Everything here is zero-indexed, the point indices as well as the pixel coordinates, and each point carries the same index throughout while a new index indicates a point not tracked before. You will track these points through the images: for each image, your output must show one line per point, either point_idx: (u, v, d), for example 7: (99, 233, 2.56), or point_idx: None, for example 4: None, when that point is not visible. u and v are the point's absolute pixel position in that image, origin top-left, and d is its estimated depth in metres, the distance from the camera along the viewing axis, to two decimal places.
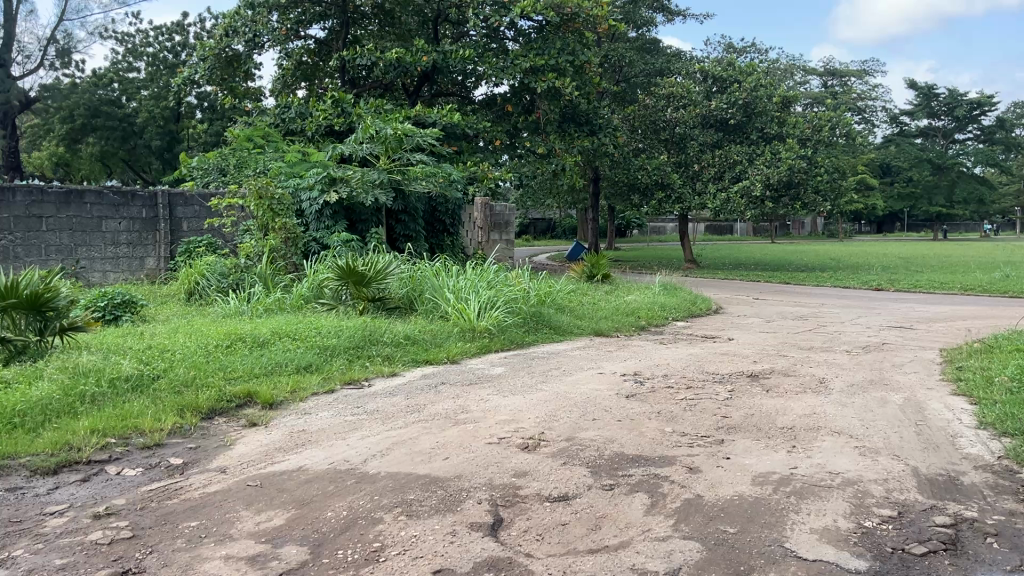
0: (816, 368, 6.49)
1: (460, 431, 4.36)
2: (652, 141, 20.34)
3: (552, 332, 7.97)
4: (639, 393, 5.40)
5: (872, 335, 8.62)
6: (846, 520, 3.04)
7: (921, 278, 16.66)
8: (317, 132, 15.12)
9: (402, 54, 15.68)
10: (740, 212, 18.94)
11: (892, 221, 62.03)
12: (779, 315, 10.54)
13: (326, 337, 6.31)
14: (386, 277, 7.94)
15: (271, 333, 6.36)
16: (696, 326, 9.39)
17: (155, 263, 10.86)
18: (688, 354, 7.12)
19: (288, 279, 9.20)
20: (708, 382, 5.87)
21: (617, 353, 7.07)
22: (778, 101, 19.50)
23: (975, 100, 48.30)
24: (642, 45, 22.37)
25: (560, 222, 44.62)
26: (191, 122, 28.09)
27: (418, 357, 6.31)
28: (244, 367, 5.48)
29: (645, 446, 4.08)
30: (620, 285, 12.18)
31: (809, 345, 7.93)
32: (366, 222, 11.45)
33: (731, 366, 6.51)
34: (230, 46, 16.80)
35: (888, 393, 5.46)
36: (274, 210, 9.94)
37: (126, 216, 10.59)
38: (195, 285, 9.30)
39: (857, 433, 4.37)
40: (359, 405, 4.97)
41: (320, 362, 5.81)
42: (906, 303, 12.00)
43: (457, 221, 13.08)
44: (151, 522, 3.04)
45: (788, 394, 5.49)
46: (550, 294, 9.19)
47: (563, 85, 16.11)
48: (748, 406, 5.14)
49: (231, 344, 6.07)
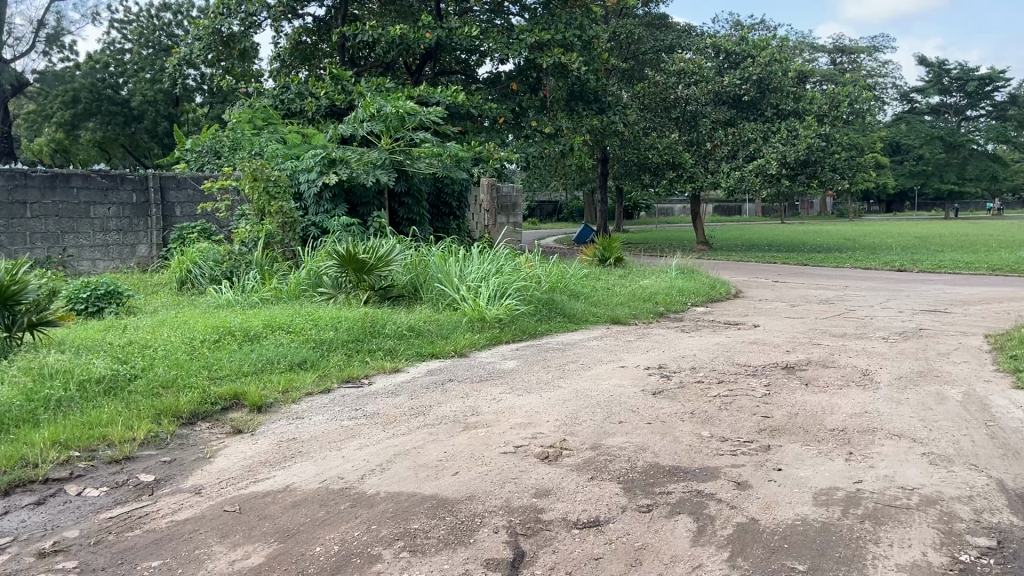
0: (857, 358, 5.96)
1: (471, 438, 3.86)
2: (662, 119, 19.57)
3: (567, 322, 7.46)
4: (666, 390, 4.90)
5: (907, 320, 8.09)
6: (937, 553, 2.54)
7: (946, 258, 16.04)
8: (318, 112, 14.64)
9: (404, 31, 15.05)
10: (755, 190, 18.36)
11: (902, 201, 61.26)
12: (802, 299, 9.99)
13: (323, 330, 5.80)
14: (389, 265, 7.42)
15: (264, 326, 5.87)
16: (717, 312, 8.86)
17: (146, 250, 10.37)
18: (714, 343, 6.60)
19: (286, 266, 8.70)
20: (741, 376, 5.35)
21: (637, 343, 6.55)
22: (793, 76, 18.87)
23: (987, 76, 47.37)
24: (650, 21, 21.70)
25: (566, 204, 44.06)
26: (190, 105, 27.59)
27: (423, 351, 5.81)
28: (231, 365, 4.99)
29: (682, 455, 3.58)
30: (634, 269, 11.69)
31: (843, 331, 7.41)
32: (367, 205, 10.94)
33: (763, 357, 5.98)
34: (226, 26, 16.31)
35: (944, 386, 4.93)
36: (270, 193, 9.39)
37: (115, 202, 10.08)
38: (186, 274, 8.78)
39: (920, 436, 3.86)
40: (358, 407, 4.47)
41: (316, 358, 5.31)
42: (933, 284, 11.44)
43: (463, 203, 12.66)
44: (105, 562, 2.56)
45: (831, 389, 4.98)
46: (562, 281, 8.68)
47: (571, 60, 15.51)
48: (790, 404, 4.64)
49: (219, 339, 5.57)
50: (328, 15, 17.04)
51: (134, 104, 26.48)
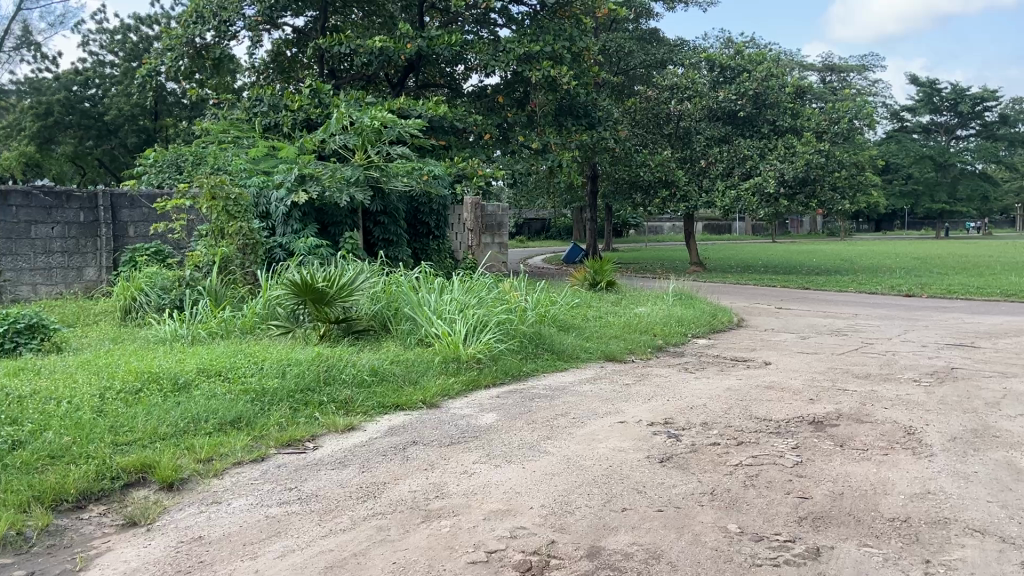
0: (894, 409, 5.11)
1: (431, 537, 2.98)
2: (654, 135, 18.90)
3: (554, 360, 6.58)
4: (676, 458, 4.03)
5: (935, 357, 7.25)
6: None
7: (954, 282, 15.26)
8: (294, 126, 13.80)
9: (383, 40, 14.27)
10: (752, 210, 17.60)
11: (891, 220, 60.91)
12: (812, 331, 9.14)
13: (267, 377, 4.88)
14: (353, 295, 6.48)
15: (197, 371, 4.94)
16: (721, 346, 7.98)
17: (95, 273, 9.41)
18: (725, 389, 5.73)
19: (242, 294, 7.76)
20: (763, 436, 4.48)
21: (637, 388, 5.67)
22: (791, 91, 18.23)
23: (979, 95, 47.00)
24: (641, 35, 20.83)
25: (555, 222, 43.32)
26: (168, 119, 26.62)
27: (385, 402, 4.91)
28: (147, 425, 4.08)
29: (709, 569, 2.72)
30: (628, 294, 10.84)
31: (867, 371, 6.56)
32: (339, 224, 10.08)
33: (785, 409, 5.11)
34: (199, 35, 15.49)
35: (1012, 453, 4.10)
36: (230, 212, 8.48)
37: (60, 221, 9.17)
38: (131, 302, 7.84)
39: (1011, 537, 3.03)
40: (292, 485, 3.56)
41: (253, 414, 4.41)
42: (948, 312, 10.62)
43: (444, 222, 11.79)
44: None
45: (876, 455, 4.13)
46: (551, 310, 7.79)
47: (561, 73, 14.69)
48: (830, 477, 3.78)
49: (140, 389, 4.63)
50: (308, 26, 16.30)
51: (108, 117, 25.49)
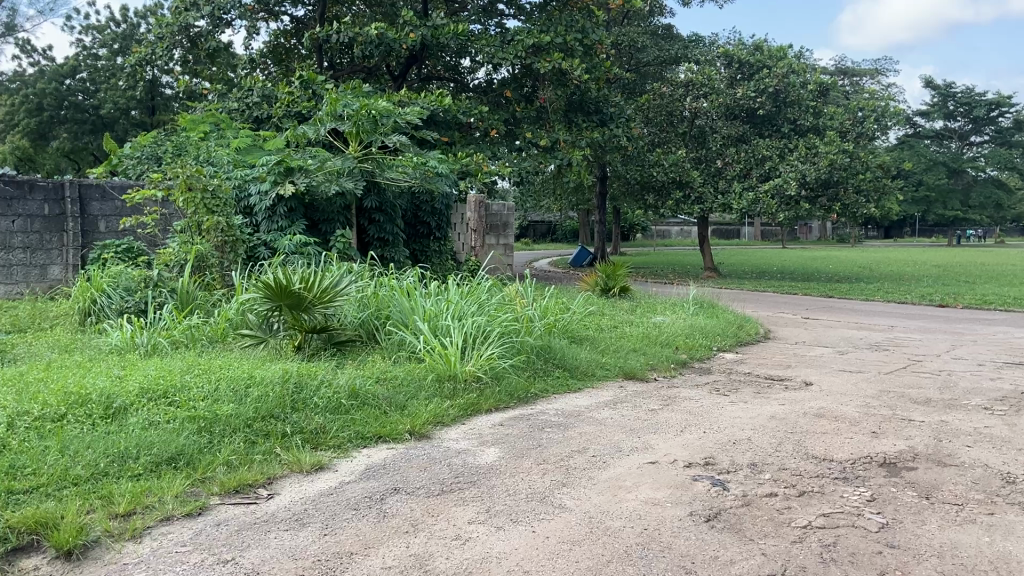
0: (978, 448, 4.22)
1: None
2: (668, 134, 18.03)
3: (566, 378, 5.72)
4: (726, 515, 3.16)
5: (1000, 378, 6.37)
6: None
7: (986, 291, 14.36)
8: (285, 118, 12.93)
9: (384, 29, 13.40)
10: (772, 214, 16.68)
11: (901, 227, 60.00)
12: (849, 344, 8.27)
13: (219, 401, 4.03)
14: (336, 299, 5.62)
15: (139, 393, 4.08)
16: (752, 362, 7.11)
17: (60, 272, 8.60)
18: (770, 418, 4.83)
19: (215, 297, 6.90)
20: (829, 484, 3.61)
21: (666, 417, 4.79)
22: (812, 88, 17.39)
23: (994, 101, 46.11)
24: (654, 31, 19.95)
25: (561, 226, 42.45)
26: (165, 114, 25.93)
27: (365, 432, 4.07)
28: (56, 466, 3.21)
29: None
30: (645, 301, 9.98)
31: (927, 395, 5.68)
32: (330, 222, 9.24)
33: (848, 445, 4.24)
34: (191, 22, 14.60)
35: None
36: (207, 205, 7.62)
37: (22, 214, 8.38)
38: (91, 304, 6.98)
39: None
40: (231, 554, 2.70)
41: (198, 450, 3.55)
42: (991, 325, 9.72)
43: (445, 223, 10.93)
44: None
45: (982, 514, 3.24)
46: (561, 319, 6.92)
47: (571, 67, 13.84)
48: (932, 547, 2.91)
49: (63, 416, 3.78)
50: (307, 16, 15.53)
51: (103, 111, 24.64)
